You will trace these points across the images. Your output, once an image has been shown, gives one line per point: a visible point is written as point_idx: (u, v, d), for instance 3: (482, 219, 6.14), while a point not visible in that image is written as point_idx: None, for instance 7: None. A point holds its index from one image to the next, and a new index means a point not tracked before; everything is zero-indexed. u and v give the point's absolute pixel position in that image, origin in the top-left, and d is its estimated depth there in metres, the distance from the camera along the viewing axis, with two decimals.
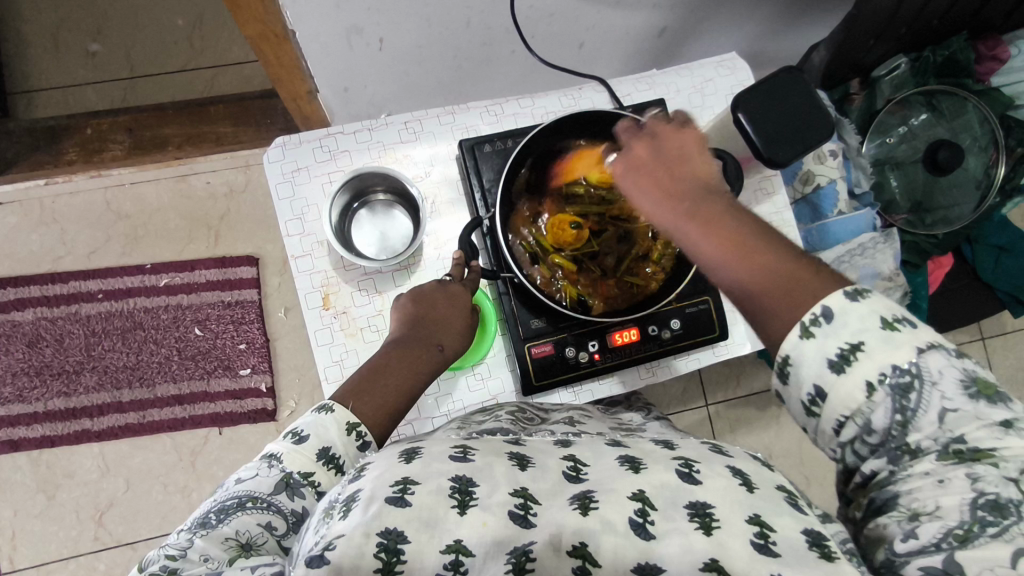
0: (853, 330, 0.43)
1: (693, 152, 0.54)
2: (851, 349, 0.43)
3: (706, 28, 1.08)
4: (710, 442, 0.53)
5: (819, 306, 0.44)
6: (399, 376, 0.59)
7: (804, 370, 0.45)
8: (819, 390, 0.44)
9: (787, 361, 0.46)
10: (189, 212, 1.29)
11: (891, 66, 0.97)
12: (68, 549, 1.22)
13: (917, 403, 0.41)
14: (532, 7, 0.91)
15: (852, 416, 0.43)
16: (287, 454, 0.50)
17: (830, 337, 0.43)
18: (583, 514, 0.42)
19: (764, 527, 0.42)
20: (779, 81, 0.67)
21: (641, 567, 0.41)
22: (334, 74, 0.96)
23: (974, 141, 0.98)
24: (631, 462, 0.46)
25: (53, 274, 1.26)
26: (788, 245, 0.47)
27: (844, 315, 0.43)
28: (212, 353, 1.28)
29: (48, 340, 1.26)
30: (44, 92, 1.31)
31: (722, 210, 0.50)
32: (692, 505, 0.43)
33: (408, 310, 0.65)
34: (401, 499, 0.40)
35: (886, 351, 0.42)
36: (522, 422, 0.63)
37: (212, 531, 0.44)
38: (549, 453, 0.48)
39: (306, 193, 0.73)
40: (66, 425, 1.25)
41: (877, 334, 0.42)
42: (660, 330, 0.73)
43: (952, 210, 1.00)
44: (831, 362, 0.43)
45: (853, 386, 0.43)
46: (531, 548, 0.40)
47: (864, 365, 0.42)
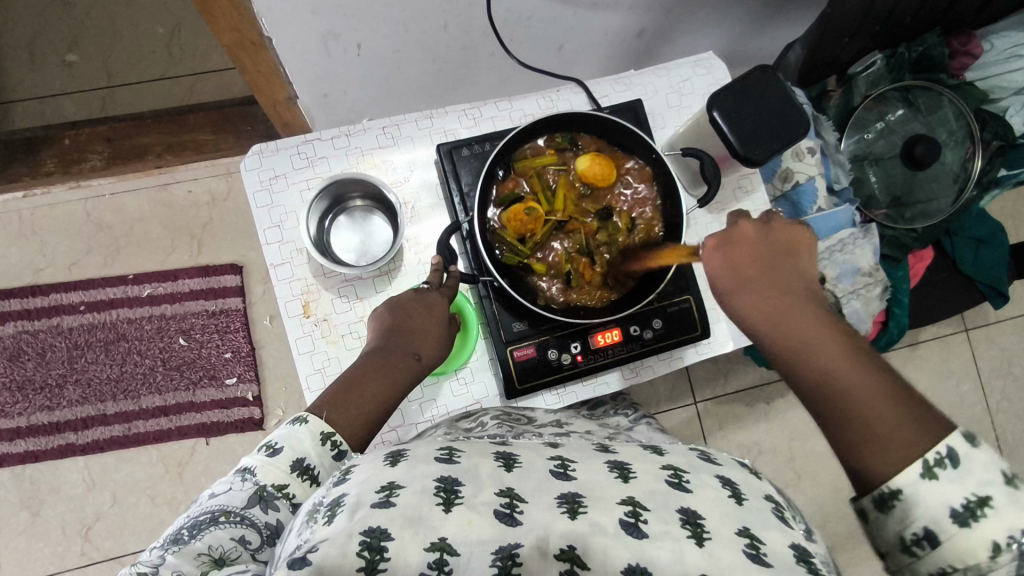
0: (979, 482, 0.44)
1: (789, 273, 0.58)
2: (978, 503, 0.43)
3: (684, 29, 1.09)
4: (696, 448, 0.54)
5: (943, 445, 0.45)
6: (377, 385, 0.60)
7: (917, 508, 0.45)
8: (929, 533, 0.44)
9: (897, 494, 0.45)
10: (171, 221, 1.28)
11: (868, 62, 0.99)
12: (54, 565, 1.21)
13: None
14: (509, 10, 0.91)
15: (966, 569, 0.43)
16: (261, 467, 0.50)
17: (957, 483, 0.44)
18: (571, 517, 0.41)
19: (754, 539, 0.42)
20: (753, 79, 0.68)
21: (631, 569, 0.39)
22: (313, 80, 0.96)
23: (950, 135, 1.00)
24: (621, 470, 0.47)
25: (34, 287, 1.25)
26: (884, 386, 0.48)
27: (969, 463, 0.44)
28: (196, 363, 1.27)
29: (29, 354, 1.25)
30: (20, 104, 1.30)
31: (823, 337, 0.53)
32: (684, 510, 0.43)
33: (385, 320, 0.66)
34: (387, 501, 0.39)
35: (1013, 511, 0.42)
36: (507, 426, 0.62)
37: (184, 546, 0.43)
38: (537, 453, 0.49)
39: (283, 201, 0.73)
40: (51, 439, 1.23)
41: (1001, 488, 0.43)
42: (642, 329, 0.73)
43: (930, 205, 1.01)
44: (955, 511, 0.44)
45: (976, 540, 0.43)
46: (518, 551, 0.39)
47: (990, 523, 0.43)
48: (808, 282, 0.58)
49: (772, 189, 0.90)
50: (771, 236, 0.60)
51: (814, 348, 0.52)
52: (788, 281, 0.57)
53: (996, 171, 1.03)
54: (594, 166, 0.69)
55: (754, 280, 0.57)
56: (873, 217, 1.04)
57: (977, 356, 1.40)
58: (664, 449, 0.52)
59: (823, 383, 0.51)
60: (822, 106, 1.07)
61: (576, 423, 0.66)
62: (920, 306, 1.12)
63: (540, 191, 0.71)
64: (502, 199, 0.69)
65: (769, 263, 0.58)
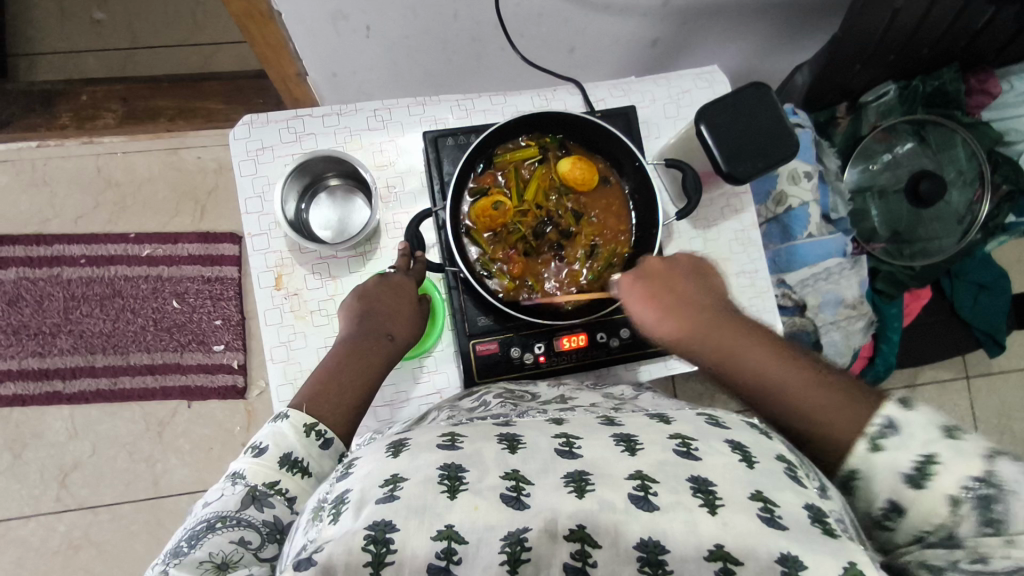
0: (922, 442, 0.45)
1: (700, 292, 0.61)
2: (926, 462, 0.44)
3: (700, 41, 1.07)
4: (704, 413, 0.49)
5: (880, 416, 0.47)
6: (353, 367, 0.61)
7: (873, 481, 0.46)
8: (894, 503, 0.45)
9: (854, 474, 0.47)
10: (177, 184, 1.30)
11: (879, 92, 0.98)
12: (29, 508, 1.23)
13: (1007, 513, 0.41)
14: (519, 6, 0.90)
15: (934, 531, 0.43)
16: (251, 468, 0.51)
17: (902, 447, 0.45)
18: (579, 496, 0.39)
19: (768, 502, 0.40)
20: (745, 96, 0.66)
21: (643, 544, 0.38)
22: (322, 58, 0.96)
23: (959, 175, 0.97)
24: (627, 442, 0.44)
25: (38, 236, 1.28)
26: (817, 377, 0.52)
27: (907, 426, 0.46)
28: (187, 326, 1.29)
29: (28, 300, 1.28)
30: (45, 57, 1.33)
31: (746, 350, 0.56)
32: (694, 478, 0.40)
33: (354, 307, 0.66)
34: (391, 495, 0.38)
35: (960, 462, 0.43)
36: (511, 405, 0.58)
37: (184, 558, 0.43)
38: (540, 432, 0.45)
39: (267, 172, 0.73)
40: (39, 385, 1.26)
41: (945, 444, 0.44)
42: (609, 337, 0.73)
43: (931, 243, 0.99)
44: (908, 476, 0.44)
45: (936, 498, 0.43)
46: (526, 535, 0.37)
47: (943, 478, 0.43)
48: (721, 297, 0.62)
49: (763, 212, 0.87)
50: (677, 261, 0.64)
51: (743, 361, 0.55)
52: (703, 303, 0.60)
53: (1002, 216, 1.01)
54: (575, 169, 0.68)
55: (674, 306, 0.60)
56: (870, 251, 1.01)
57: (976, 404, 1.36)
58: (669, 417, 0.48)
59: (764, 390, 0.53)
60: (828, 132, 1.05)
61: (582, 395, 0.62)
62: (910, 346, 1.09)
63: (516, 185, 0.71)
64: (476, 191, 0.69)
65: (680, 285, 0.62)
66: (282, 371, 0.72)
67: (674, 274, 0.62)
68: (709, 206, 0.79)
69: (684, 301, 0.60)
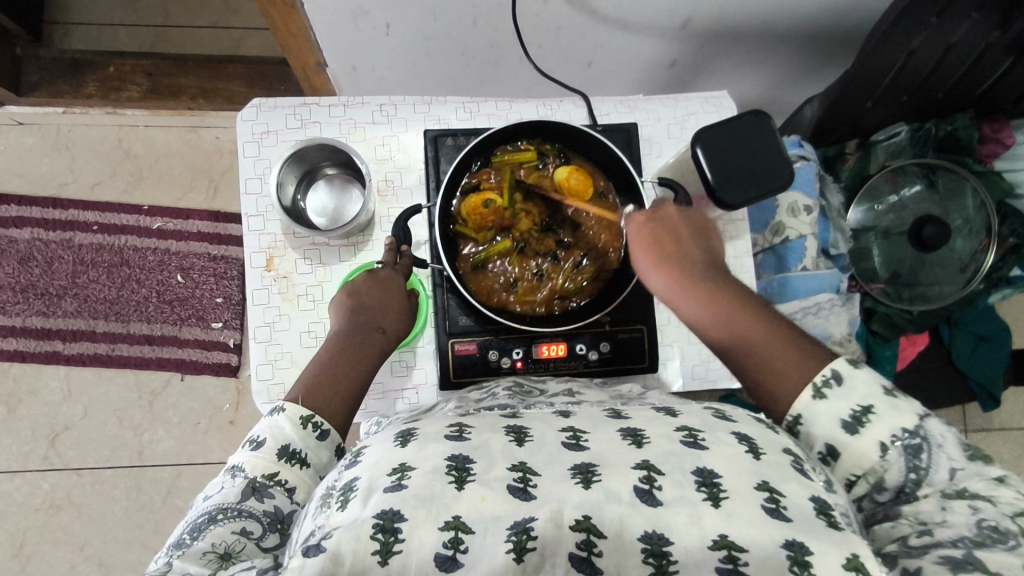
0: (862, 395, 0.50)
1: (693, 244, 0.61)
2: (864, 412, 0.50)
3: (719, 66, 1.07)
4: (710, 407, 0.49)
5: (830, 369, 0.52)
6: (343, 363, 0.60)
7: (816, 430, 0.51)
8: (832, 450, 0.50)
9: (799, 420, 0.52)
10: (192, 162, 1.33)
11: (891, 132, 0.98)
12: (18, 463, 1.26)
13: (927, 462, 0.48)
14: (538, 17, 0.90)
15: (865, 475, 0.49)
16: (249, 461, 0.51)
17: (844, 398, 0.50)
18: (585, 487, 0.39)
19: (774, 492, 0.40)
20: (744, 122, 0.66)
21: (647, 537, 0.38)
22: (341, 50, 0.98)
23: (965, 223, 0.97)
24: (633, 436, 0.43)
25: (55, 200, 1.31)
26: (778, 328, 0.55)
27: (851, 379, 0.51)
28: (188, 301, 1.31)
29: (38, 260, 1.30)
30: (78, 26, 1.34)
31: (724, 294, 0.57)
32: (699, 471, 0.40)
33: (345, 303, 0.65)
34: (399, 484, 0.39)
35: (893, 414, 0.49)
36: (518, 398, 0.59)
37: (188, 550, 0.45)
38: (547, 424, 0.46)
39: (270, 155, 0.75)
40: (40, 344, 1.28)
41: (881, 399, 0.50)
42: (587, 350, 0.73)
43: (932, 288, 0.98)
44: (846, 422, 0.50)
45: (867, 446, 0.49)
46: (532, 526, 0.38)
47: (875, 427, 0.49)
48: (716, 257, 0.62)
49: (761, 241, 0.86)
50: (687, 214, 0.63)
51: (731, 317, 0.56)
52: (694, 254, 0.60)
53: (1007, 269, 1.00)
54: (572, 179, 0.68)
55: (667, 254, 0.60)
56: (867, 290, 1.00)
57: None
58: (677, 410, 0.48)
59: (747, 348, 0.55)
60: (835, 167, 1.04)
61: (589, 391, 0.62)
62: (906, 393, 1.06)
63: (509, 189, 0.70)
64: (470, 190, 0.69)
65: (680, 237, 0.61)
66: (264, 350, 0.73)
67: (675, 225, 0.62)
68: None
69: (677, 251, 0.60)
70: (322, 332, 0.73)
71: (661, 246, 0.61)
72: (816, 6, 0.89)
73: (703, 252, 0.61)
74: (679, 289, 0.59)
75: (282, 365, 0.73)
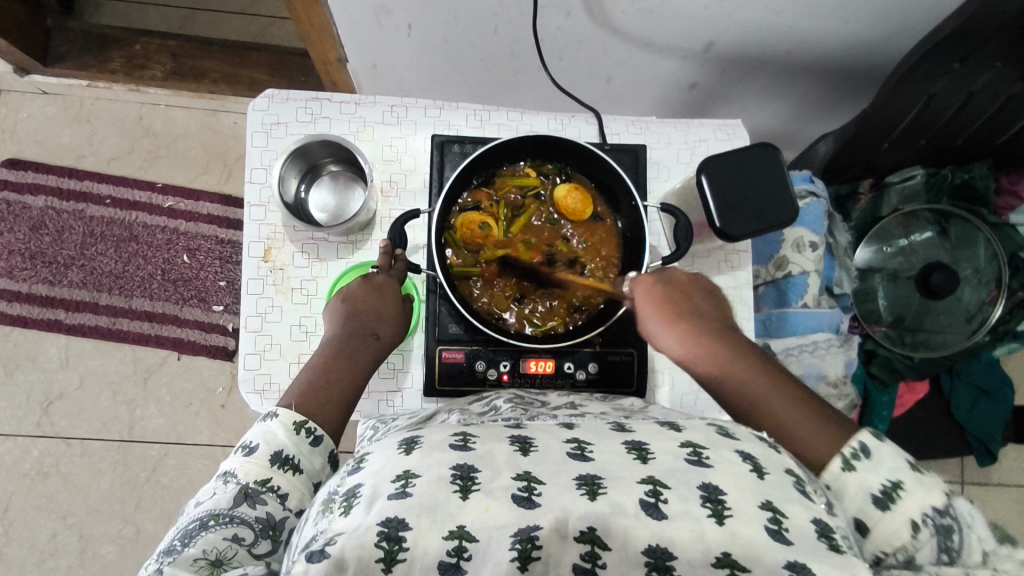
0: (889, 468, 0.49)
1: (702, 304, 0.62)
2: (892, 487, 0.48)
3: (739, 93, 1.07)
4: (714, 423, 0.47)
5: (856, 440, 0.51)
6: (335, 371, 0.60)
7: (844, 500, 0.49)
8: (862, 525, 0.48)
9: (825, 490, 0.49)
10: (210, 144, 1.35)
11: (906, 175, 0.98)
12: (9, 427, 1.27)
13: (959, 544, 0.46)
14: (559, 31, 0.90)
15: (894, 552, 0.46)
16: (241, 467, 0.51)
17: (872, 471, 0.49)
18: (591, 499, 0.38)
19: (776, 513, 0.39)
20: (752, 154, 0.66)
21: (650, 550, 0.37)
22: (362, 47, 0.98)
23: (976, 273, 0.95)
24: (638, 450, 0.42)
25: (71, 170, 1.33)
26: (796, 395, 0.55)
27: (879, 452, 0.50)
28: (192, 282, 1.31)
29: (49, 229, 1.32)
30: (112, 3, 1.37)
31: (736, 356, 0.57)
32: (705, 486, 0.39)
33: (339, 310, 0.66)
34: (403, 492, 0.38)
35: (922, 491, 0.47)
36: (521, 410, 0.56)
37: (178, 556, 0.44)
38: (552, 433, 0.44)
39: (278, 147, 0.75)
40: (43, 311, 1.29)
41: (910, 474, 0.48)
42: (576, 369, 0.72)
43: (935, 337, 0.96)
44: (877, 497, 0.48)
45: (899, 523, 0.46)
46: (537, 534, 0.37)
47: (907, 503, 0.47)
48: (725, 319, 0.63)
49: (762, 274, 0.86)
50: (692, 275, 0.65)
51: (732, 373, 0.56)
52: (706, 314, 0.61)
53: (1015, 323, 0.98)
54: (570, 198, 0.69)
55: (681, 311, 0.61)
56: (869, 332, 0.99)
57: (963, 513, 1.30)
58: (680, 425, 0.46)
59: (762, 413, 0.54)
60: (847, 206, 1.04)
61: (591, 405, 0.59)
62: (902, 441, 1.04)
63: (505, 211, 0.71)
64: (472, 206, 0.70)
65: (687, 293, 0.63)
66: (253, 340, 0.73)
67: (685, 285, 0.64)
68: (705, 257, 0.78)
69: (690, 309, 0.61)
70: (312, 327, 0.73)
71: (674, 300, 0.62)
72: (842, 40, 0.89)
73: (715, 312, 0.62)
74: (685, 340, 0.60)
75: (270, 356, 0.73)
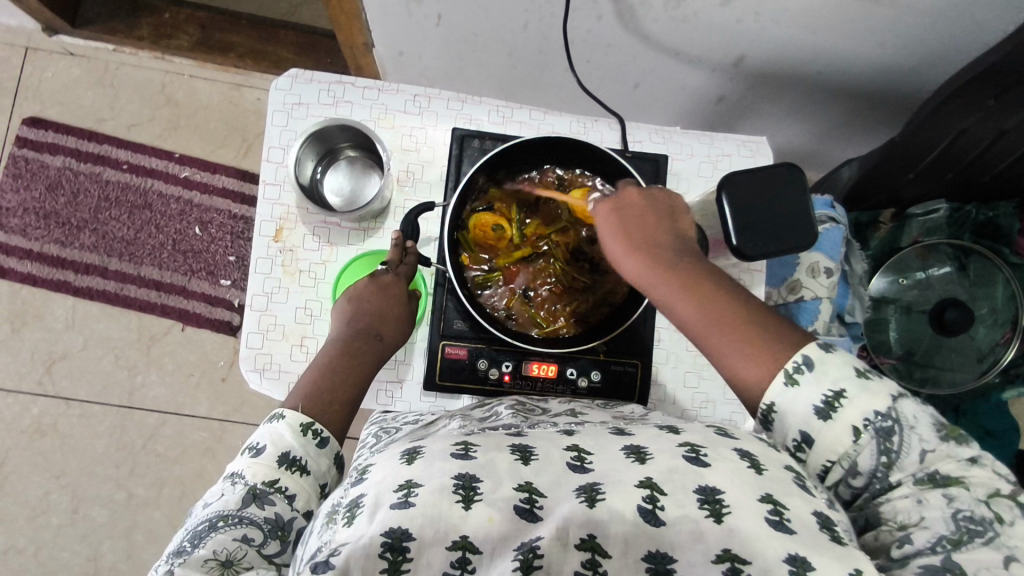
0: (833, 378, 0.45)
1: (658, 225, 0.55)
2: (835, 397, 0.45)
3: (766, 109, 1.05)
4: (714, 425, 0.47)
5: (800, 354, 0.46)
6: (340, 371, 0.60)
7: (789, 417, 0.46)
8: (805, 436, 0.46)
9: (772, 408, 0.47)
10: (230, 118, 1.35)
11: (929, 208, 0.95)
12: (12, 382, 1.27)
13: (899, 445, 0.44)
14: (590, 33, 0.89)
15: (838, 461, 0.45)
16: (249, 468, 0.51)
17: (813, 383, 0.45)
18: (589, 506, 0.38)
19: (777, 504, 0.38)
20: (778, 175, 0.64)
21: (650, 556, 0.37)
22: (390, 33, 0.97)
23: (991, 312, 0.94)
24: (637, 454, 0.42)
25: (91, 133, 1.33)
26: (752, 312, 0.49)
27: (823, 364, 0.46)
28: (202, 254, 1.32)
29: (65, 190, 1.32)
30: None
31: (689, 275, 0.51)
32: (701, 489, 0.39)
33: (344, 310, 0.65)
34: (405, 502, 0.37)
35: (865, 397, 0.44)
36: (523, 417, 0.55)
37: (189, 557, 0.45)
38: (551, 441, 0.44)
39: (297, 128, 0.75)
40: (52, 271, 1.30)
41: (853, 380, 0.45)
42: (578, 376, 0.71)
43: (945, 374, 0.95)
44: (818, 409, 0.45)
45: (841, 431, 0.44)
46: (538, 544, 0.36)
47: (849, 412, 0.44)
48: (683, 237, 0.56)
49: (775, 296, 0.85)
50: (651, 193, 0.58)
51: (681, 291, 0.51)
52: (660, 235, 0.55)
53: None
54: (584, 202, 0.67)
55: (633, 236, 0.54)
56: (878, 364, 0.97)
57: None
58: (679, 428, 0.46)
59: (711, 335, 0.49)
60: (866, 233, 1.02)
61: (593, 412, 0.59)
62: None
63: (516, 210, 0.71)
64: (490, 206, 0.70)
65: (643, 219, 0.56)
66: (257, 319, 0.72)
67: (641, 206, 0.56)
68: None
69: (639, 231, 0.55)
70: (317, 311, 0.73)
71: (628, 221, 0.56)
72: (877, 65, 0.87)
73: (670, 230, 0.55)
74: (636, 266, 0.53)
75: (272, 336, 0.72)
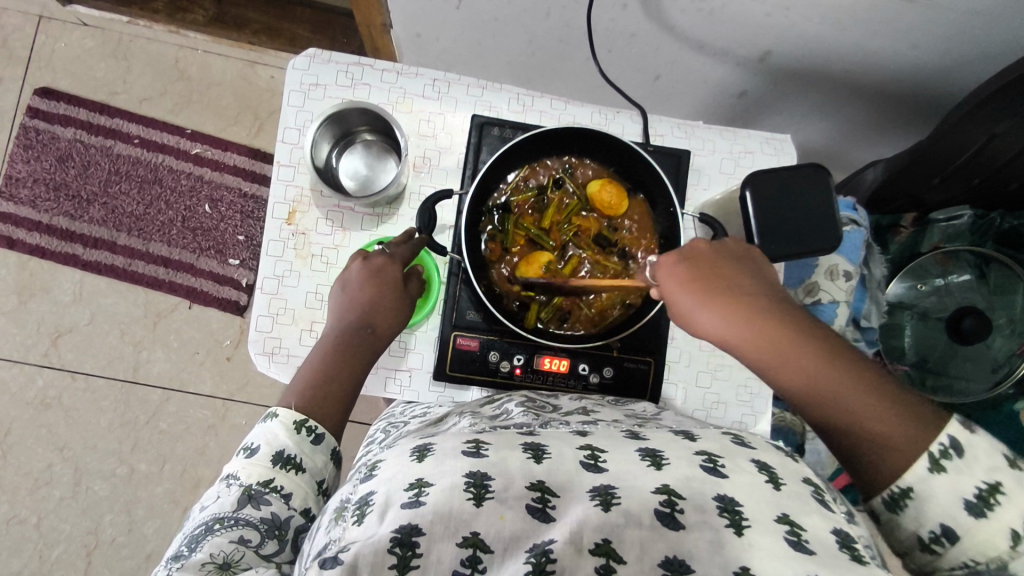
0: (985, 469, 0.46)
1: (742, 281, 0.52)
2: (989, 490, 0.46)
3: (788, 107, 1.03)
4: (731, 432, 0.46)
5: (945, 437, 0.47)
6: (336, 367, 0.59)
7: (931, 506, 0.46)
8: (947, 529, 0.46)
9: (910, 493, 0.47)
10: (243, 96, 1.33)
11: (952, 213, 0.94)
12: (18, 353, 1.27)
13: None
14: (613, 22, 0.87)
15: (987, 561, 0.45)
16: (244, 469, 0.51)
17: (965, 474, 0.46)
18: (605, 510, 0.37)
19: (794, 525, 0.37)
20: (801, 174, 0.63)
21: (668, 562, 0.36)
22: (409, 15, 0.95)
23: (1009, 322, 0.93)
24: (653, 457, 0.41)
25: (103, 105, 1.32)
26: (867, 377, 0.48)
27: (972, 453, 0.46)
28: (211, 232, 1.31)
29: (76, 162, 1.31)
30: None
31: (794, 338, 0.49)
32: (720, 497, 0.38)
33: (337, 300, 0.64)
34: (416, 500, 0.37)
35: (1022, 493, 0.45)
36: (533, 415, 0.55)
37: (186, 561, 0.44)
38: (565, 441, 0.43)
39: (313, 108, 0.73)
40: (61, 244, 1.29)
41: (1008, 474, 0.46)
42: (590, 371, 0.71)
43: (960, 383, 0.93)
44: (969, 502, 0.46)
45: (995, 530, 0.45)
46: (551, 548, 0.36)
47: (1004, 510, 0.45)
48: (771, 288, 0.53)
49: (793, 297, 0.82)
50: (726, 246, 0.55)
51: (789, 359, 0.49)
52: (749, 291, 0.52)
53: None
54: (605, 193, 0.67)
55: (723, 296, 0.51)
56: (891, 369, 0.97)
57: None
58: (695, 434, 0.45)
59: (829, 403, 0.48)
60: (886, 237, 1.01)
61: (604, 411, 0.58)
62: None
63: (530, 202, 0.70)
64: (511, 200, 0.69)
65: (727, 275, 0.52)
66: (267, 302, 0.71)
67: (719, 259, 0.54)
68: None
69: (726, 288, 0.52)
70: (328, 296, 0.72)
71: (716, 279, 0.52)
72: (906, 66, 0.85)
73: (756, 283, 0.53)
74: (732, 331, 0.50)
75: (282, 320, 0.71)
